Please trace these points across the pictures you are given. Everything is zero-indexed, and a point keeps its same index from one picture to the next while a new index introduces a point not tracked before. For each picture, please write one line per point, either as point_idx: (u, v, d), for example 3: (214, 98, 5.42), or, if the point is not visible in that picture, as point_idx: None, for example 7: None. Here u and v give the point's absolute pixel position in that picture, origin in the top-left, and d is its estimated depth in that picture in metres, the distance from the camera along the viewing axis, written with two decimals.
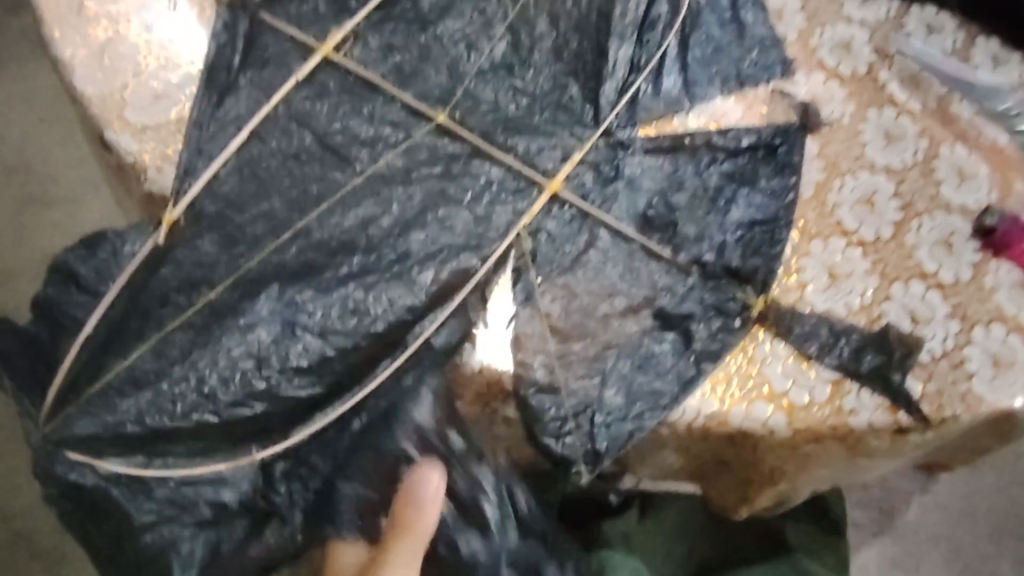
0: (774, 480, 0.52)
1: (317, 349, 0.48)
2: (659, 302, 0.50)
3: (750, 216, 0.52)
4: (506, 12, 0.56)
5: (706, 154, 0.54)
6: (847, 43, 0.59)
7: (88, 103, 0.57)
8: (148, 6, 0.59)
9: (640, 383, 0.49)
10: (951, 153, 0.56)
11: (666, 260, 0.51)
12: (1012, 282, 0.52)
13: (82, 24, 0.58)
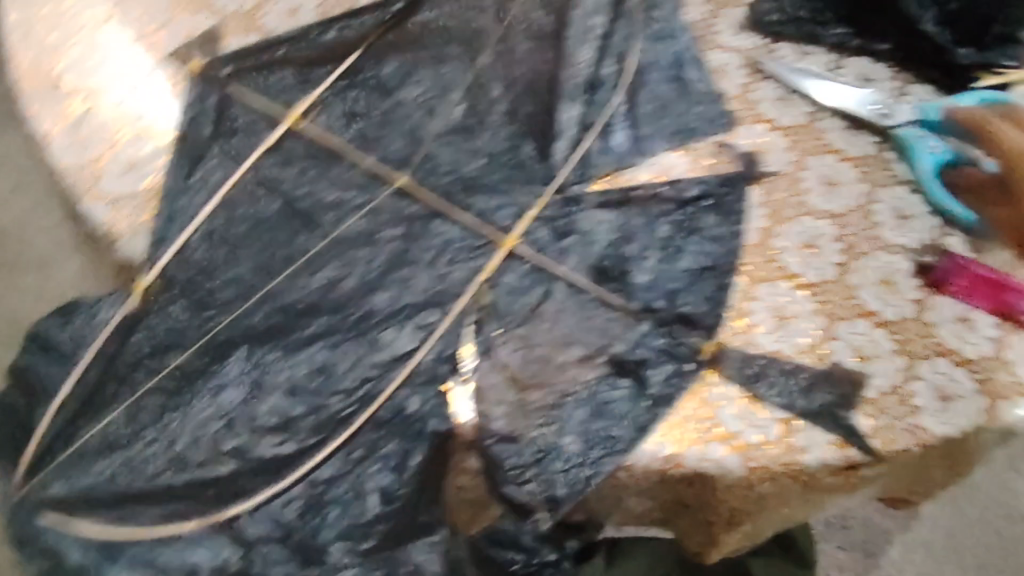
0: (735, 523, 0.53)
1: (284, 408, 0.50)
2: (613, 349, 0.51)
3: (699, 262, 0.55)
4: (461, 78, 0.61)
5: (656, 206, 0.56)
6: (786, 98, 0.63)
7: (65, 175, 0.59)
8: (122, 82, 0.62)
9: (596, 429, 0.49)
10: (889, 197, 0.60)
11: (619, 307, 0.53)
12: (954, 316, 0.55)
13: (60, 98, 0.61)
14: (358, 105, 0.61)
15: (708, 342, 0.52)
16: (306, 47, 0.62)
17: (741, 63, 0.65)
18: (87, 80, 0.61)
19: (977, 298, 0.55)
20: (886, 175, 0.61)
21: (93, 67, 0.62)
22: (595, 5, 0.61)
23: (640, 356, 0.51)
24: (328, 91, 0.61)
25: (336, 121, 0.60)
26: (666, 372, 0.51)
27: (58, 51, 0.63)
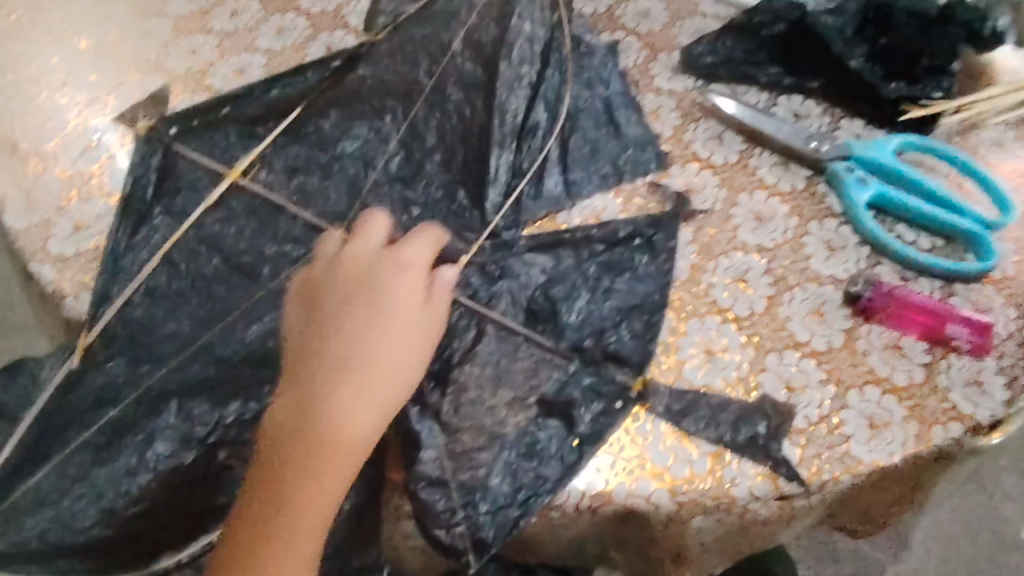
0: (676, 557, 0.54)
1: (215, 461, 0.51)
2: (542, 390, 0.52)
3: (626, 301, 0.56)
4: (398, 127, 0.63)
5: (586, 247, 0.58)
6: (718, 137, 0.65)
7: (16, 238, 0.60)
8: (72, 145, 0.64)
9: (526, 468, 0.50)
10: (819, 229, 0.61)
11: (550, 348, 0.54)
12: (884, 344, 0.56)
13: (15, 163, 0.63)
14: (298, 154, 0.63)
15: (636, 379, 0.53)
16: (252, 107, 0.63)
17: (674, 105, 0.67)
18: (39, 145, 0.64)
19: (908, 325, 0.56)
20: (816, 209, 0.62)
21: (47, 132, 0.64)
22: (521, 56, 0.63)
23: (568, 397, 0.52)
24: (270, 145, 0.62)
25: (274, 175, 0.62)
26: (594, 411, 0.52)
27: (15, 120, 0.65)
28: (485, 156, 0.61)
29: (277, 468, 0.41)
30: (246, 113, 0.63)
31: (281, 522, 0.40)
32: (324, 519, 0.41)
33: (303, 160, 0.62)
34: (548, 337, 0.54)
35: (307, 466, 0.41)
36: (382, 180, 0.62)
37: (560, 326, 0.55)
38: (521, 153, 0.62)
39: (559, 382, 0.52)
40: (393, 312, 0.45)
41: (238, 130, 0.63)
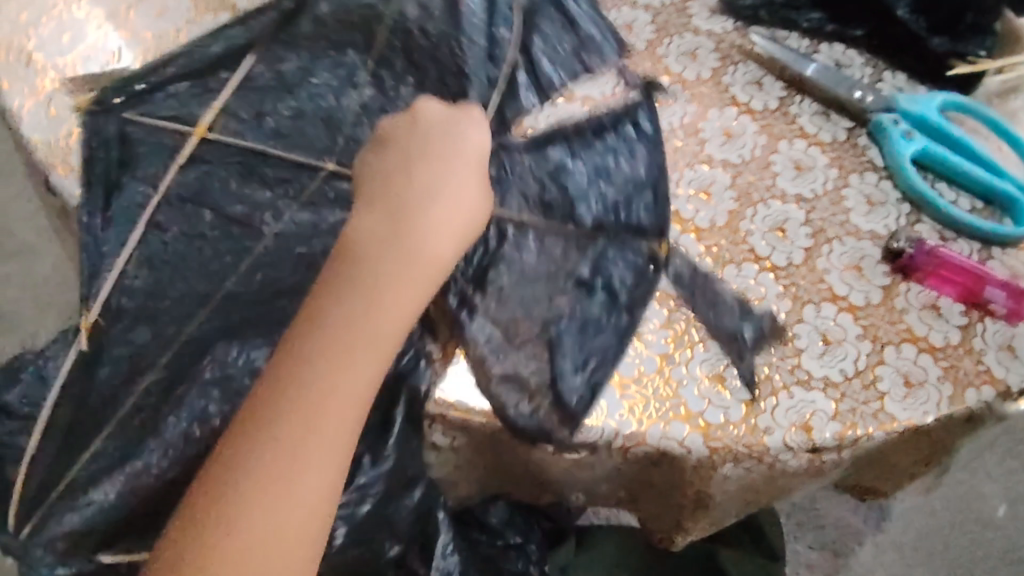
0: (701, 504, 0.53)
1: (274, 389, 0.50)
2: (575, 270, 0.52)
3: (630, 177, 0.54)
4: (365, 60, 0.58)
5: (576, 143, 0.55)
6: (758, 82, 0.63)
7: (35, 149, 0.58)
8: (92, 59, 0.61)
9: (589, 341, 0.50)
10: (859, 183, 0.59)
11: (571, 225, 0.53)
12: (922, 303, 0.55)
13: (31, 75, 0.60)
14: (276, 100, 0.58)
15: (663, 243, 0.54)
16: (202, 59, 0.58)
17: (712, 47, 0.64)
18: (57, 57, 0.61)
19: (947, 285, 0.55)
20: (857, 162, 0.60)
21: (62, 44, 0.61)
22: None
23: (604, 270, 0.52)
24: (231, 96, 0.57)
25: (248, 118, 0.57)
26: (631, 295, 0.52)
27: (29, 29, 0.62)
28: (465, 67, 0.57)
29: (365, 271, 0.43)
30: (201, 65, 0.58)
31: (359, 317, 0.41)
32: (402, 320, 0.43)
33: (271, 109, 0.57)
34: (581, 219, 0.53)
35: (391, 273, 0.43)
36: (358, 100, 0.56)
37: (591, 206, 0.53)
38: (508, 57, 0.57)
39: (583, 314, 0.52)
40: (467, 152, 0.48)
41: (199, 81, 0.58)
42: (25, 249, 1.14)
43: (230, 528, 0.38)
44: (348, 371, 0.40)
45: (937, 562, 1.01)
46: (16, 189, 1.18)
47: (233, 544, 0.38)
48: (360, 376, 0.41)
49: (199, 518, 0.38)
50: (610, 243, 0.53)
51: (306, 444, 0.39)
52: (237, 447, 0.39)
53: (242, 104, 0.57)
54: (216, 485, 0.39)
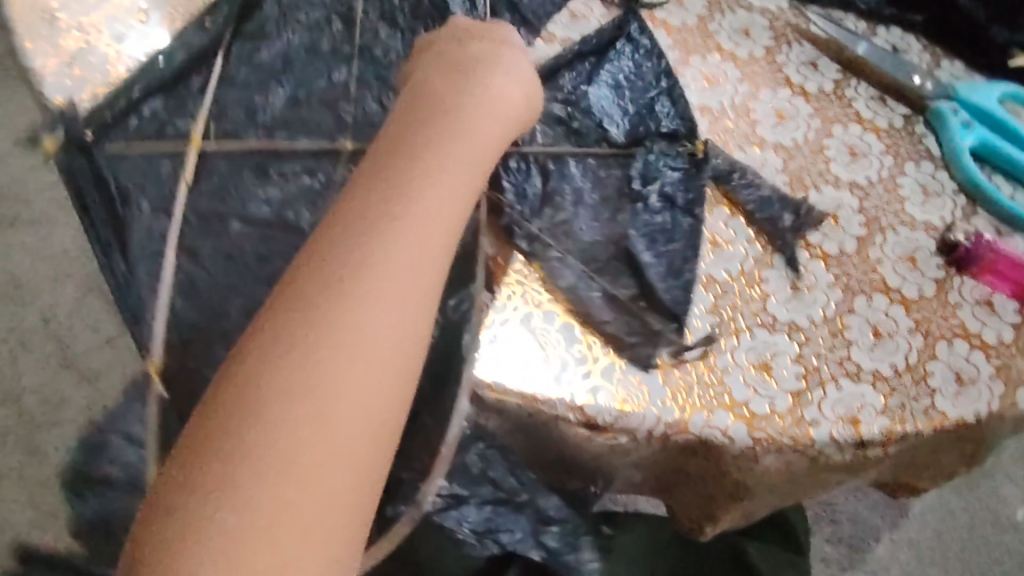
0: (736, 497, 0.52)
1: None
2: (627, 179, 0.54)
3: (651, 84, 0.57)
4: (415, 28, 0.56)
5: (582, 66, 0.57)
6: (812, 62, 0.61)
7: (59, 112, 0.55)
8: (119, 19, 0.58)
9: (663, 245, 0.52)
10: (915, 172, 0.57)
11: (613, 140, 0.55)
12: (976, 299, 0.53)
13: (55, 34, 0.57)
14: (261, 90, 0.54)
15: (698, 142, 0.55)
16: (165, 73, 0.53)
17: (766, 25, 0.62)
18: (81, 17, 0.58)
19: (1003, 283, 0.53)
20: (914, 150, 0.58)
21: (88, 4, 0.58)
22: None
23: (655, 174, 0.54)
24: (215, 102, 0.53)
25: (240, 121, 0.53)
26: (687, 198, 0.53)
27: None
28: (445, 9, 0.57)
29: (416, 146, 0.38)
30: (168, 78, 0.53)
31: (422, 187, 0.36)
32: (459, 207, 0.38)
33: (269, 98, 0.54)
34: (621, 132, 0.56)
35: (457, 110, 0.41)
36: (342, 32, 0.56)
37: (622, 121, 0.56)
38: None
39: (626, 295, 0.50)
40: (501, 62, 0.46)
41: (174, 95, 0.53)
42: (45, 213, 1.13)
43: (284, 413, 0.30)
44: (418, 242, 0.35)
45: (956, 564, 0.98)
46: (37, 152, 1.17)
47: (289, 432, 0.29)
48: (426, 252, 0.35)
49: (240, 404, 0.30)
50: (653, 143, 0.55)
51: (371, 322, 0.32)
52: (304, 289, 0.32)
53: (231, 109, 0.53)
54: (256, 364, 0.30)
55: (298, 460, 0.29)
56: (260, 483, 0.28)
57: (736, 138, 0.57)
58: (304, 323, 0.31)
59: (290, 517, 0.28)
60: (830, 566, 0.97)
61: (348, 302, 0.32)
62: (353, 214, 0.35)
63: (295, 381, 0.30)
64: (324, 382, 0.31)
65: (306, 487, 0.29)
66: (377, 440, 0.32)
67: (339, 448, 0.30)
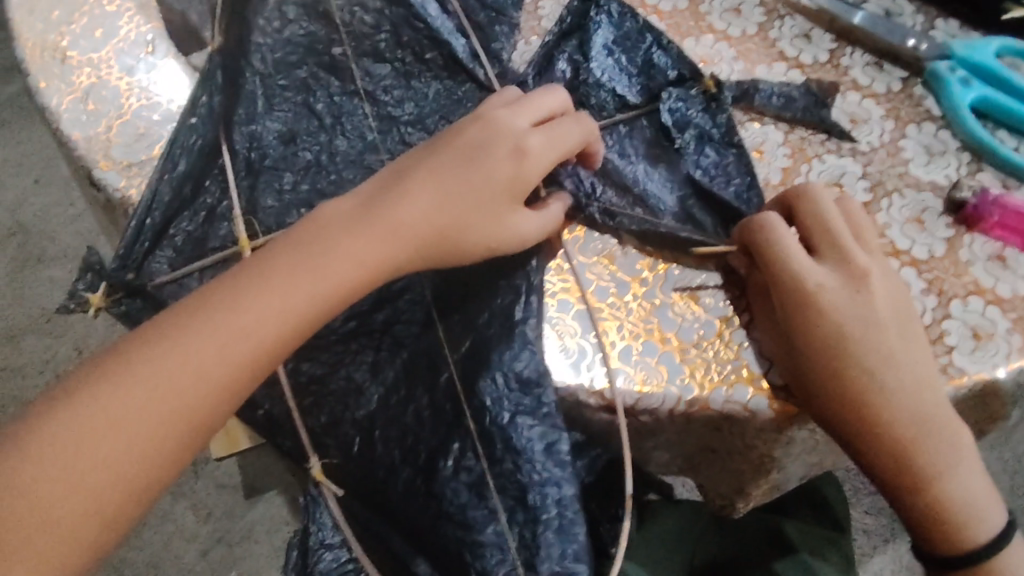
0: (766, 467, 0.53)
1: (493, 414, 0.46)
2: (663, 121, 0.54)
3: (642, 37, 0.56)
4: None
5: (571, 48, 0.56)
6: (805, 35, 0.61)
7: (75, 145, 0.55)
8: (128, 52, 0.58)
9: (736, 177, 0.53)
10: (917, 133, 0.58)
11: (629, 96, 0.55)
12: (987, 254, 0.53)
13: (67, 73, 0.57)
14: (281, 174, 0.50)
15: (707, 79, 0.55)
16: (172, 193, 0.48)
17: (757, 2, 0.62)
18: (91, 52, 0.58)
19: (1013, 235, 0.53)
20: (914, 112, 0.58)
21: (97, 39, 0.58)
22: None
23: (686, 118, 0.54)
24: (247, 198, 0.50)
25: (276, 208, 0.50)
26: (721, 136, 0.54)
27: (62, 27, 0.59)
28: (437, 41, 0.54)
29: (361, 200, 0.43)
30: (182, 195, 0.49)
31: (334, 243, 0.41)
32: (272, 336, 0.39)
33: (298, 176, 0.50)
34: (635, 92, 0.55)
35: (388, 199, 0.43)
36: (333, 73, 0.53)
37: (631, 83, 0.55)
38: (459, 24, 0.55)
39: (637, 279, 0.51)
40: (504, 114, 0.47)
41: (198, 210, 0.49)
42: (67, 250, 1.15)
43: (118, 379, 0.36)
44: (251, 326, 0.38)
45: None
46: (56, 192, 1.19)
47: (109, 400, 0.36)
48: (292, 297, 0.39)
49: (79, 382, 0.36)
50: (669, 89, 0.55)
51: (223, 335, 0.38)
52: (168, 322, 0.38)
53: (263, 197, 0.50)
54: (99, 361, 0.37)
55: (105, 421, 0.35)
56: (72, 425, 0.35)
57: (736, 116, 0.57)
58: (177, 318, 0.38)
59: (80, 460, 0.35)
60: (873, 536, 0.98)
61: (211, 313, 0.38)
62: (203, 292, 0.39)
63: (143, 358, 0.37)
64: (157, 370, 0.36)
65: (96, 447, 0.35)
66: (184, 436, 0.37)
67: (106, 454, 0.35)
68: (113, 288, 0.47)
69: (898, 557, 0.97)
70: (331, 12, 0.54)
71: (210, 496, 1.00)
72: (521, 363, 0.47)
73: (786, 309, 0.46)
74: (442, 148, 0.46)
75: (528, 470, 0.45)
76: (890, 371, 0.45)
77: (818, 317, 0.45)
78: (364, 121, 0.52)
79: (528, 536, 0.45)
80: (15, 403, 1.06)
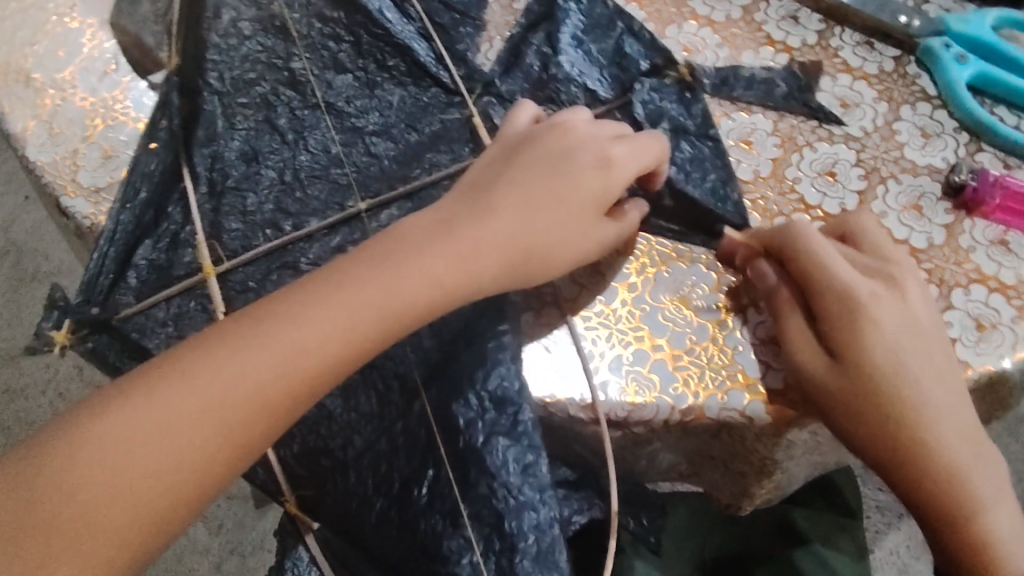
0: (767, 471, 0.51)
1: (468, 435, 0.44)
2: (636, 114, 0.51)
3: (616, 24, 0.54)
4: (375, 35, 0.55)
5: (540, 36, 0.54)
6: (792, 16, 0.59)
7: (41, 172, 0.53)
8: (90, 70, 0.56)
9: (711, 177, 0.50)
10: (911, 115, 0.55)
11: (600, 87, 0.53)
12: (989, 240, 0.51)
13: (30, 96, 0.55)
14: (244, 195, 0.49)
15: (681, 66, 0.53)
16: (134, 220, 0.47)
17: None
18: (54, 73, 0.56)
19: (1015, 217, 0.51)
20: (908, 92, 0.56)
21: (59, 60, 0.56)
22: None
23: (660, 110, 0.52)
24: (210, 224, 0.48)
25: (240, 231, 0.48)
26: (697, 128, 0.52)
27: (24, 48, 0.56)
28: (399, 46, 0.53)
29: (442, 212, 0.42)
30: (144, 223, 0.47)
31: (411, 255, 0.40)
32: (335, 360, 0.37)
33: (262, 197, 0.49)
34: (607, 85, 0.53)
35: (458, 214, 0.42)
36: (291, 85, 0.52)
37: (603, 76, 0.53)
38: (421, 27, 0.53)
39: (625, 284, 0.49)
40: (584, 127, 0.46)
41: (161, 236, 0.48)
42: (62, 269, 1.13)
43: (175, 384, 0.34)
44: (313, 347, 0.36)
45: None
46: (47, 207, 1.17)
47: (160, 407, 0.34)
48: (360, 318, 0.37)
49: (130, 385, 0.34)
50: (643, 80, 0.52)
51: (284, 351, 0.36)
52: (229, 334, 0.36)
53: (226, 220, 0.48)
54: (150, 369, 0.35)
55: (154, 434, 0.33)
56: (119, 429, 0.33)
57: (721, 105, 0.55)
58: (236, 330, 0.36)
59: (127, 467, 0.33)
60: (885, 513, 0.95)
61: (277, 329, 0.36)
62: (268, 304, 0.37)
63: (203, 369, 0.35)
64: (224, 373, 0.35)
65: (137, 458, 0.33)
66: (226, 454, 0.35)
67: (149, 466, 0.33)
68: (79, 324, 0.45)
69: (914, 535, 0.95)
70: (288, 25, 0.52)
71: (220, 509, 0.98)
72: (493, 381, 0.45)
73: (832, 318, 0.43)
74: (522, 157, 0.44)
75: (503, 496, 0.43)
76: (937, 398, 0.42)
77: (872, 331, 0.42)
78: (327, 134, 0.51)
79: (506, 564, 0.43)
80: (19, 426, 1.05)
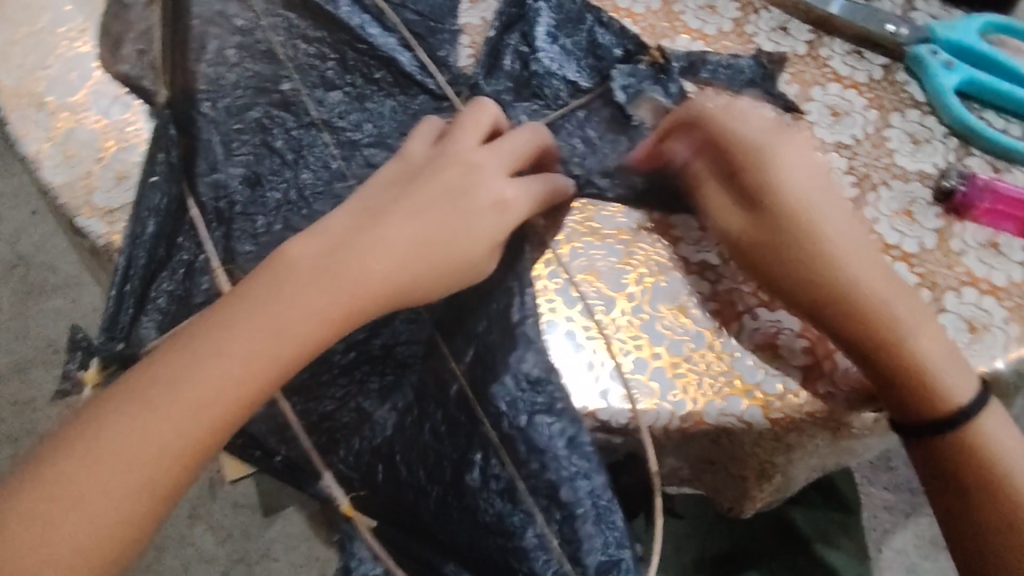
0: (767, 474, 0.53)
1: (511, 424, 0.45)
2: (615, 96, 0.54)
3: (586, 21, 0.57)
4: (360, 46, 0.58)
5: (516, 36, 0.57)
6: (782, 28, 0.60)
7: (57, 194, 0.54)
8: (102, 94, 0.57)
9: None
10: (901, 121, 0.56)
11: (587, 89, 0.55)
12: (979, 243, 0.52)
13: (43, 119, 0.56)
14: (252, 218, 0.50)
15: (653, 52, 0.57)
16: (148, 256, 0.48)
17: None
18: (67, 97, 0.57)
19: (1003, 221, 0.52)
20: (898, 99, 0.57)
21: (73, 83, 0.58)
22: None
23: (639, 92, 0.54)
24: (223, 248, 0.49)
25: (254, 252, 0.49)
26: (676, 104, 0.54)
27: (37, 73, 0.58)
28: (384, 59, 0.55)
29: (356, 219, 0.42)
30: (156, 257, 0.48)
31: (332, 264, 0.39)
32: (274, 365, 0.37)
33: (270, 218, 0.50)
34: (586, 74, 0.56)
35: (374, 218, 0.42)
36: (283, 107, 0.53)
37: (582, 68, 0.56)
38: (402, 37, 0.55)
39: (623, 294, 0.50)
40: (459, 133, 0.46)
41: (175, 267, 0.49)
42: (70, 281, 1.14)
43: (129, 416, 0.35)
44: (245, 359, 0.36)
45: None
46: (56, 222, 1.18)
47: (118, 435, 0.34)
48: (292, 318, 0.37)
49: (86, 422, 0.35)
50: (618, 67, 0.55)
51: (218, 373, 0.36)
52: (170, 364, 0.36)
53: (239, 244, 0.49)
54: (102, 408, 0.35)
55: (106, 463, 0.34)
56: (76, 463, 0.34)
57: None
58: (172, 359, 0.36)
59: (89, 490, 0.34)
60: (893, 513, 0.96)
61: (200, 356, 0.36)
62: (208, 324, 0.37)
63: (140, 401, 0.35)
64: (173, 398, 0.35)
65: (97, 474, 0.34)
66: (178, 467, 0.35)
67: (111, 490, 0.34)
68: (106, 361, 0.46)
69: (920, 534, 0.95)
70: (275, 49, 0.54)
71: (228, 517, 0.99)
72: (528, 363, 0.46)
73: (739, 163, 0.48)
74: (413, 174, 0.44)
75: (555, 468, 0.44)
76: (844, 231, 0.46)
77: (773, 165, 0.47)
78: (326, 151, 0.52)
79: (568, 531, 0.44)
80: (30, 437, 1.05)
